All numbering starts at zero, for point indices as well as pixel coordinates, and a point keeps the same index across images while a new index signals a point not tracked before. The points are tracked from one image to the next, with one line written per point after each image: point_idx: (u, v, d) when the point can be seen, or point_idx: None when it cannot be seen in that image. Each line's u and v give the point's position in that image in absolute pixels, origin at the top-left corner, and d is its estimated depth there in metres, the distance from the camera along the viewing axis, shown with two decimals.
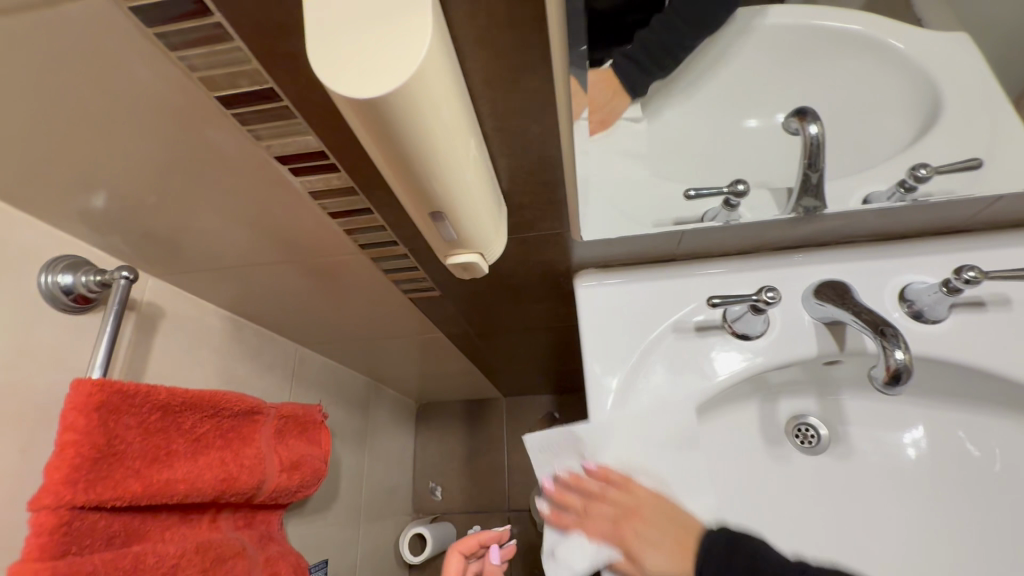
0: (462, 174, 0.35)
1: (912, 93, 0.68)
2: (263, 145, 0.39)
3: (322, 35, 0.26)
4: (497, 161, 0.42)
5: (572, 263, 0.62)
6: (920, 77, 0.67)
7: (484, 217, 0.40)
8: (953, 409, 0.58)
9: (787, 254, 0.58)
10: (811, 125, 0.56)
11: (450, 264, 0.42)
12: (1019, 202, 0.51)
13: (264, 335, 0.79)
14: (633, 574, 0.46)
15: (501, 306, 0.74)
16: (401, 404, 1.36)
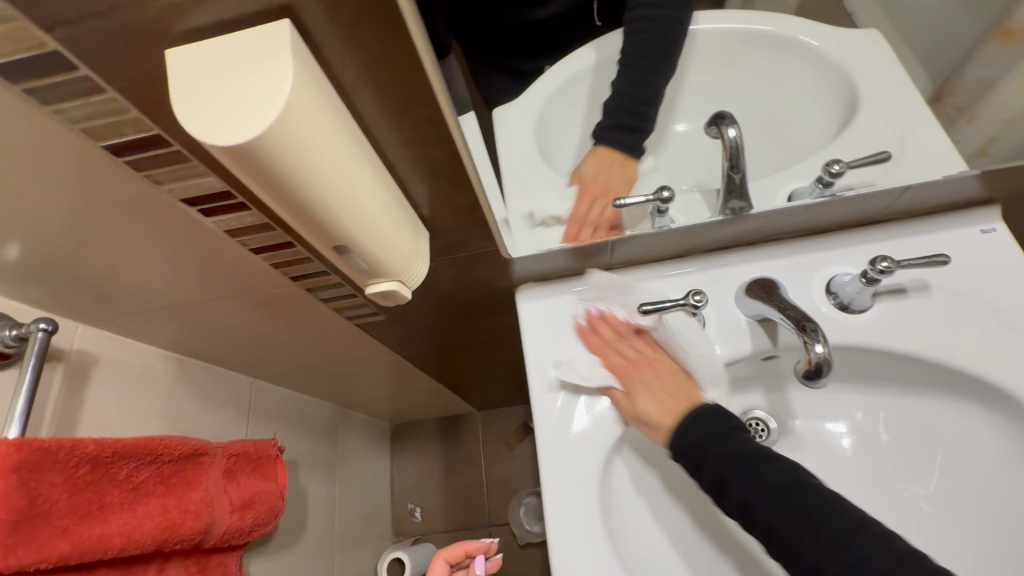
0: (362, 207, 0.35)
1: (833, 87, 0.69)
2: (165, 188, 0.38)
3: (182, 87, 0.26)
4: (411, 188, 0.42)
5: (512, 278, 0.62)
6: (838, 73, 0.69)
7: (400, 246, 0.40)
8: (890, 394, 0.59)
9: (720, 255, 0.59)
10: (730, 129, 0.57)
11: (371, 293, 0.42)
12: (924, 191, 0.55)
13: (215, 372, 0.78)
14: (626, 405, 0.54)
15: (451, 325, 0.74)
16: (374, 427, 1.34)
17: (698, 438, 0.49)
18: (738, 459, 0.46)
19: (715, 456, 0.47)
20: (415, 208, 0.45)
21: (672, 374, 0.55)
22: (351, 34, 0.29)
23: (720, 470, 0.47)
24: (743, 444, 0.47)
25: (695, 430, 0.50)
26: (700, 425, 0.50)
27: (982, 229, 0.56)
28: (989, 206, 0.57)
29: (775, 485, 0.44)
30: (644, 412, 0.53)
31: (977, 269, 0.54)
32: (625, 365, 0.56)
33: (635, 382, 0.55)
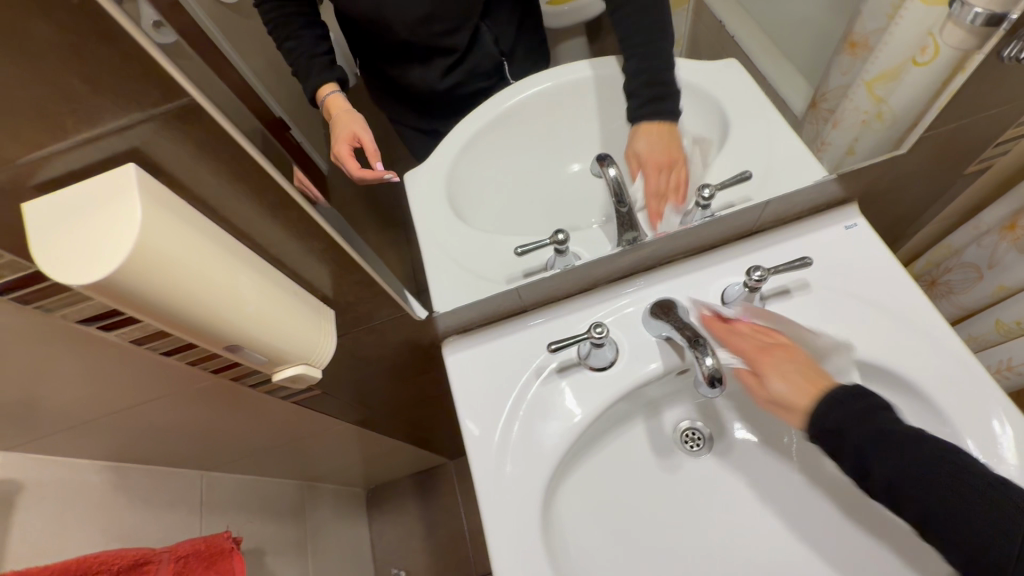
0: (246, 306, 0.37)
1: (704, 112, 0.73)
2: (58, 314, 0.40)
3: (44, 234, 0.29)
4: (304, 274, 0.45)
5: (435, 335, 0.64)
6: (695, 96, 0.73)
7: (299, 331, 0.43)
8: None
9: (624, 283, 0.64)
10: (610, 168, 0.62)
11: (278, 378, 0.44)
12: (782, 200, 0.61)
13: (159, 473, 0.76)
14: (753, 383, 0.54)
15: (392, 385, 0.76)
16: (346, 496, 1.31)
17: (836, 422, 0.47)
18: (880, 446, 0.45)
19: (852, 439, 0.46)
20: (317, 289, 0.47)
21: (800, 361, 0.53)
22: (199, 158, 0.33)
23: (861, 455, 0.45)
24: (886, 425, 0.45)
25: (831, 414, 0.48)
26: (837, 407, 0.48)
27: (845, 226, 0.62)
28: (848, 205, 0.64)
29: (923, 476, 0.43)
30: (779, 391, 0.52)
31: (844, 262, 0.61)
32: (757, 348, 0.55)
33: (766, 363, 0.53)
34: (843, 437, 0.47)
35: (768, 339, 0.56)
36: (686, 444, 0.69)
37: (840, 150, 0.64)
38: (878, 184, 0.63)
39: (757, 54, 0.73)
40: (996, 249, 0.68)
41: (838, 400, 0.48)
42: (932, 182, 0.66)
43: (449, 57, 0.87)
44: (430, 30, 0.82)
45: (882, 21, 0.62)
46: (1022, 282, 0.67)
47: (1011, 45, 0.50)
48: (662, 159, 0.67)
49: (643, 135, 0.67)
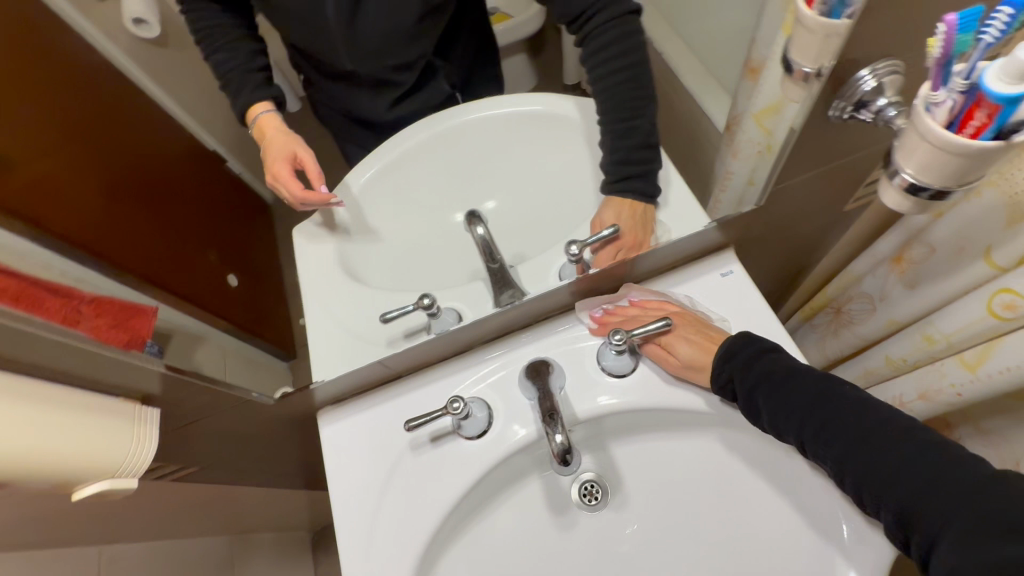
0: (2, 440, 0.34)
1: (591, 153, 0.70)
2: None
3: None
4: (110, 381, 0.43)
5: (309, 409, 0.62)
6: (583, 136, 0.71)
7: (96, 447, 0.40)
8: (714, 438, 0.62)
9: (502, 344, 0.62)
10: (478, 227, 0.61)
11: (82, 495, 0.41)
12: (655, 255, 0.59)
13: (45, 553, 0.73)
14: (669, 362, 0.56)
15: (285, 451, 0.73)
16: (285, 540, 1.28)
17: (730, 368, 0.52)
18: (763, 382, 0.50)
19: (743, 384, 0.51)
20: (138, 389, 0.45)
21: (697, 322, 0.57)
22: None
23: (751, 393, 0.50)
24: (773, 365, 0.50)
25: (728, 363, 0.52)
26: (733, 355, 0.52)
27: (722, 273, 0.61)
28: (725, 251, 0.62)
29: (802, 408, 0.48)
30: (687, 355, 0.55)
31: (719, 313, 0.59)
32: (659, 327, 0.58)
33: (673, 336, 0.56)
34: (736, 384, 0.51)
35: (655, 310, 0.60)
36: (582, 499, 0.65)
37: (742, 182, 0.59)
38: (757, 230, 0.62)
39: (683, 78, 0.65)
40: (886, 281, 0.67)
41: (729, 354, 0.53)
42: (817, 219, 0.65)
43: (393, 91, 0.79)
44: (375, 61, 0.75)
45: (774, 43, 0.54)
46: (910, 317, 0.65)
47: (835, 105, 0.46)
48: (627, 238, 0.60)
49: (614, 207, 0.62)
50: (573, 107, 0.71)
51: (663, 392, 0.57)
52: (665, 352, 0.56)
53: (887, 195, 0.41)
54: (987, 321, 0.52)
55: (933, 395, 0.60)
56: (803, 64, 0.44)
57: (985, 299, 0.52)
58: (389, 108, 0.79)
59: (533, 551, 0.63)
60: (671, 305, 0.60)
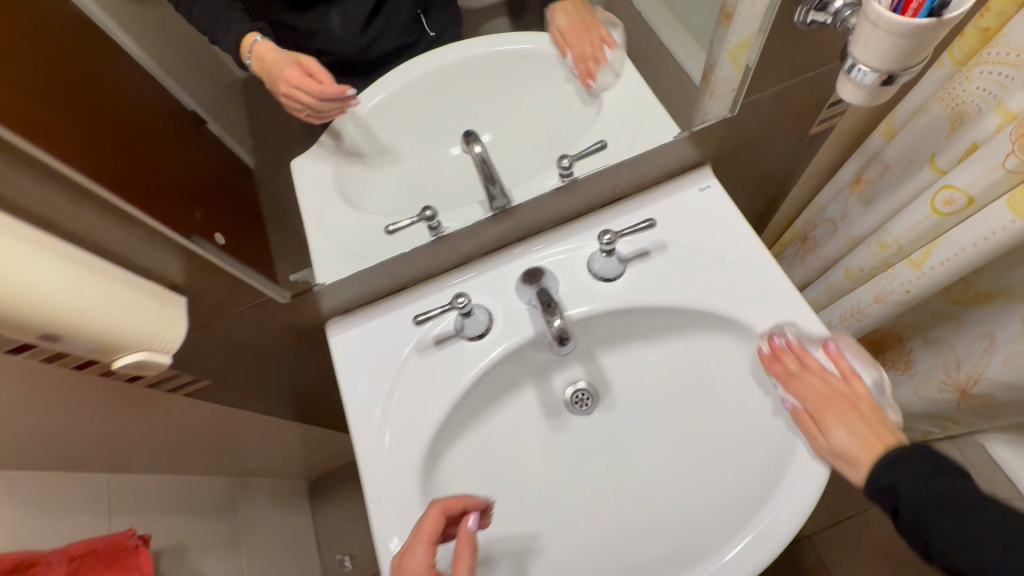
0: (52, 295, 0.37)
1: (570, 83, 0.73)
2: None
3: None
4: (139, 261, 0.46)
5: (317, 318, 0.65)
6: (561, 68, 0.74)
7: (134, 318, 0.43)
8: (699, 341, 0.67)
9: (499, 255, 0.67)
10: (475, 146, 0.65)
11: (121, 367, 0.44)
12: (638, 167, 0.65)
13: (56, 477, 0.75)
14: (813, 433, 0.55)
15: (290, 371, 0.76)
16: (283, 487, 1.32)
17: (890, 472, 0.49)
18: (935, 503, 0.46)
19: (908, 496, 0.48)
20: (161, 274, 0.48)
21: (872, 413, 0.53)
22: None
23: (918, 511, 0.47)
24: (950, 486, 0.47)
25: (886, 474, 0.49)
26: (901, 467, 0.49)
27: (700, 187, 0.67)
28: (702, 169, 0.68)
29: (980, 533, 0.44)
30: (839, 443, 0.52)
31: (698, 223, 0.65)
32: (819, 398, 0.55)
33: (832, 415, 0.54)
34: (895, 491, 0.49)
35: (837, 380, 0.56)
36: (574, 405, 0.71)
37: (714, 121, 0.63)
38: (730, 143, 0.67)
39: (651, 28, 0.68)
40: (847, 202, 0.74)
41: (888, 463, 0.50)
42: (783, 141, 0.70)
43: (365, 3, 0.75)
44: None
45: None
46: (866, 232, 0.72)
47: (797, 11, 0.51)
48: (580, 28, 0.71)
49: (561, 10, 0.71)
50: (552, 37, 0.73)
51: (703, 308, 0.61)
52: (817, 426, 0.54)
53: (845, 91, 0.47)
54: (931, 218, 0.59)
55: (886, 296, 0.67)
56: None
57: (931, 198, 0.59)
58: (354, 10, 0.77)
59: (531, 447, 0.69)
60: (856, 383, 0.56)
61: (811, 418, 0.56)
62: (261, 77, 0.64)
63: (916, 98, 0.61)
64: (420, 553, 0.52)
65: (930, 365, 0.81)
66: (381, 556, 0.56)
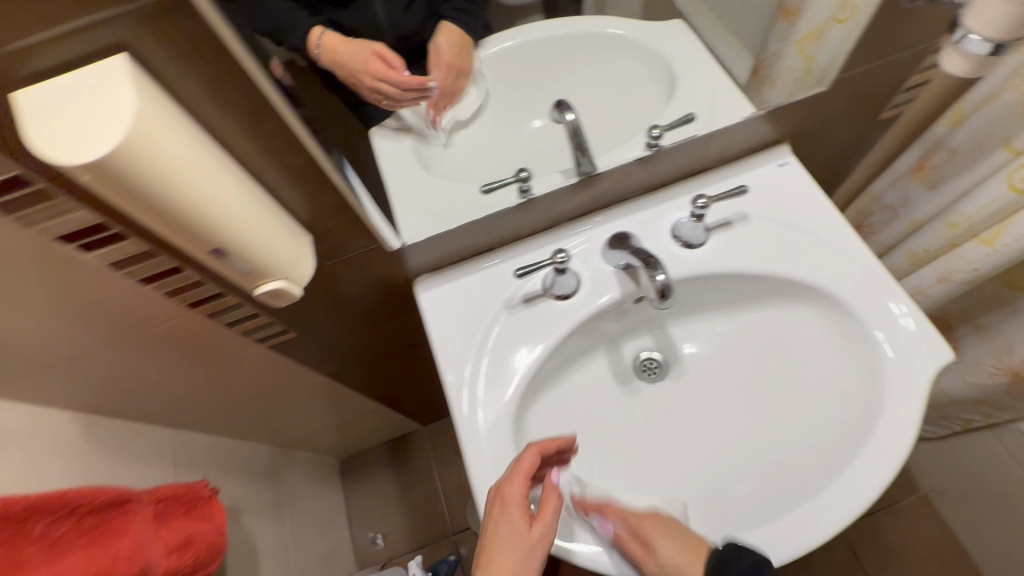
0: (229, 211, 0.39)
1: (648, 65, 0.76)
2: (39, 229, 0.41)
3: (37, 123, 0.30)
4: (284, 195, 0.47)
5: (408, 273, 0.67)
6: (643, 50, 0.75)
7: (280, 245, 0.45)
8: (769, 309, 0.69)
9: (585, 220, 0.69)
10: (568, 114, 0.66)
11: (260, 294, 0.46)
12: (724, 140, 0.67)
13: (129, 426, 0.76)
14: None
15: (365, 330, 0.77)
16: (318, 463, 1.32)
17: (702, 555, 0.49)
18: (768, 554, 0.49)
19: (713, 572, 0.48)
20: (293, 213, 0.49)
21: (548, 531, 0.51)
22: (186, 68, 0.34)
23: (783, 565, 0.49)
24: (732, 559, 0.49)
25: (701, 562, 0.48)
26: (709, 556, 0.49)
27: (778, 163, 0.70)
28: (780, 146, 0.72)
29: None
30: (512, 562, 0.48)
31: (774, 196, 0.68)
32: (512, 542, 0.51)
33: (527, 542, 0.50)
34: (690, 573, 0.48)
35: (637, 531, 0.55)
36: (643, 372, 0.73)
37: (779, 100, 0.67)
38: (808, 123, 0.70)
39: (707, 35, 0.74)
40: (908, 188, 0.77)
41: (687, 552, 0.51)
42: (853, 124, 0.73)
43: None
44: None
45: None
46: (929, 215, 0.76)
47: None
48: (452, 60, 0.68)
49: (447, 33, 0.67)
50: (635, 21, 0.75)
51: (780, 275, 0.64)
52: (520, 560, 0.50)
53: (950, 63, 0.50)
54: (1007, 196, 0.62)
55: (951, 276, 0.71)
56: None
57: (1008, 177, 0.62)
58: None
59: (604, 409, 0.71)
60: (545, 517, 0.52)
61: (898, 374, 0.57)
62: (357, 86, 0.55)
63: (987, 87, 0.64)
64: (516, 482, 0.52)
65: (980, 351, 0.84)
66: (477, 498, 0.57)
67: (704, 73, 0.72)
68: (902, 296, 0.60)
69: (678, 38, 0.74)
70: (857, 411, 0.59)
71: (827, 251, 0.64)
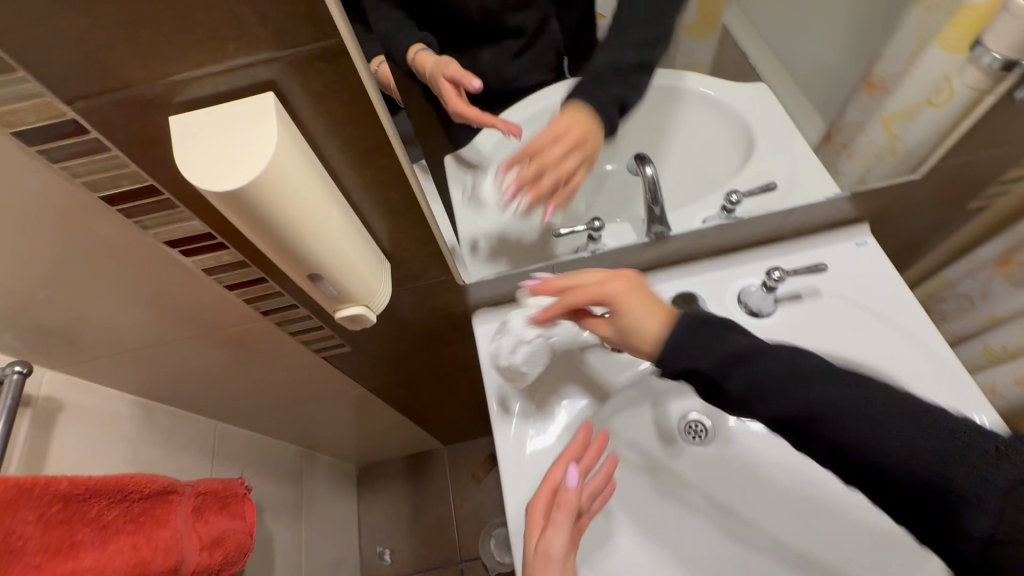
0: (331, 240, 0.40)
1: (727, 127, 0.76)
2: (150, 233, 0.43)
3: (183, 148, 0.32)
4: (377, 224, 0.49)
5: (468, 305, 0.68)
6: (727, 110, 0.76)
7: (366, 273, 0.46)
8: None
9: (652, 275, 0.69)
10: (647, 168, 0.68)
11: (339, 317, 0.47)
12: (803, 214, 0.67)
13: (178, 413, 0.79)
14: None
15: (415, 352, 0.78)
16: (339, 468, 1.33)
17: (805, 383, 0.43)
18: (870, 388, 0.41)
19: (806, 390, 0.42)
20: (377, 240, 0.50)
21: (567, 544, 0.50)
22: (320, 105, 0.36)
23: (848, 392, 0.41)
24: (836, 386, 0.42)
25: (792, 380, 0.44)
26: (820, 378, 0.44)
27: (856, 243, 0.68)
28: (859, 224, 0.70)
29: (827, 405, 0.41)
30: None
31: (850, 274, 0.66)
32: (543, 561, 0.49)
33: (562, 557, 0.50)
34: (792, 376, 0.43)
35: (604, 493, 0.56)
36: (688, 435, 0.72)
37: (853, 178, 0.69)
38: (892, 207, 0.69)
39: (784, 101, 0.74)
40: (990, 281, 0.75)
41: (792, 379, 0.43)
42: (938, 210, 0.72)
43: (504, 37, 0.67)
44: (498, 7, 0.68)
45: (900, 64, 0.69)
46: (1010, 313, 0.73)
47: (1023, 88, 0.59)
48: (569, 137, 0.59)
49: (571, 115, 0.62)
50: (718, 83, 0.76)
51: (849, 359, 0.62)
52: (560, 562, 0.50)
53: None
54: None
55: None
56: (995, 50, 0.58)
57: None
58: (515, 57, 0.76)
59: (646, 468, 0.69)
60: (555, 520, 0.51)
61: None
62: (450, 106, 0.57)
63: None
64: (542, 501, 0.53)
65: None
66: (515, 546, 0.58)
67: (787, 142, 0.72)
68: (985, 402, 0.56)
69: (764, 103, 0.74)
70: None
71: (907, 344, 0.61)
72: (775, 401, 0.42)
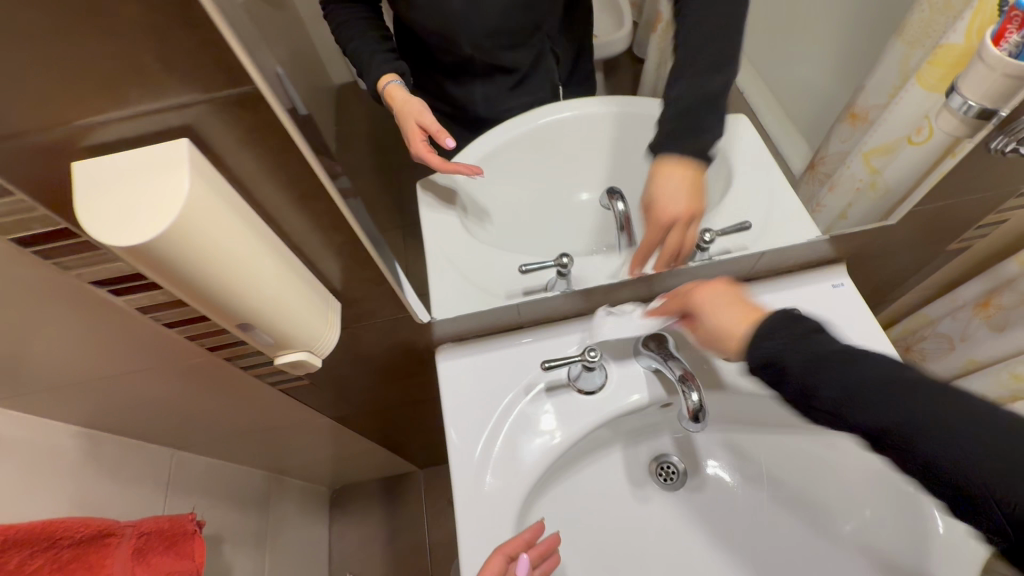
0: (262, 288, 0.37)
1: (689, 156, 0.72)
2: (73, 273, 0.40)
3: (85, 198, 0.29)
4: (324, 267, 0.46)
5: (432, 339, 0.66)
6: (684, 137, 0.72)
7: (306, 320, 0.43)
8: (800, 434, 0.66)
9: (622, 312, 0.68)
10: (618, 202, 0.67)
11: (280, 362, 0.45)
12: (777, 254, 0.65)
13: (129, 443, 0.75)
14: None
15: (380, 383, 0.75)
16: (310, 492, 1.28)
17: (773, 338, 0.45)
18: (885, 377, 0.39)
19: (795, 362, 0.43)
20: (326, 281, 0.47)
21: None
22: (246, 148, 0.33)
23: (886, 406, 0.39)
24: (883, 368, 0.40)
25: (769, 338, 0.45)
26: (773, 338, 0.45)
27: (833, 283, 0.67)
28: (837, 265, 0.68)
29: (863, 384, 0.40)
30: None
31: (830, 321, 0.64)
32: None
33: None
34: (780, 353, 0.44)
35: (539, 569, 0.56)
36: (659, 476, 0.69)
37: (833, 214, 0.68)
38: (869, 247, 0.68)
39: (763, 126, 0.72)
40: (969, 324, 0.72)
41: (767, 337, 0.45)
42: (917, 250, 0.70)
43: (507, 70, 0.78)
44: (493, 42, 0.75)
45: (884, 98, 0.65)
46: (990, 358, 0.71)
47: (998, 138, 0.56)
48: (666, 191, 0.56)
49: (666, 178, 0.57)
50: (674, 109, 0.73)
51: None
52: None
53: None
54: None
55: None
56: (970, 99, 0.53)
57: None
58: (506, 91, 0.79)
59: (612, 512, 0.66)
60: None
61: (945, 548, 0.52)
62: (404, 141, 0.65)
63: None
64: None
65: None
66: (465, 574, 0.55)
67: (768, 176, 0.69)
68: None
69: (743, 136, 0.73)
70: (871, 574, 0.57)
71: None
72: (884, 421, 0.39)
